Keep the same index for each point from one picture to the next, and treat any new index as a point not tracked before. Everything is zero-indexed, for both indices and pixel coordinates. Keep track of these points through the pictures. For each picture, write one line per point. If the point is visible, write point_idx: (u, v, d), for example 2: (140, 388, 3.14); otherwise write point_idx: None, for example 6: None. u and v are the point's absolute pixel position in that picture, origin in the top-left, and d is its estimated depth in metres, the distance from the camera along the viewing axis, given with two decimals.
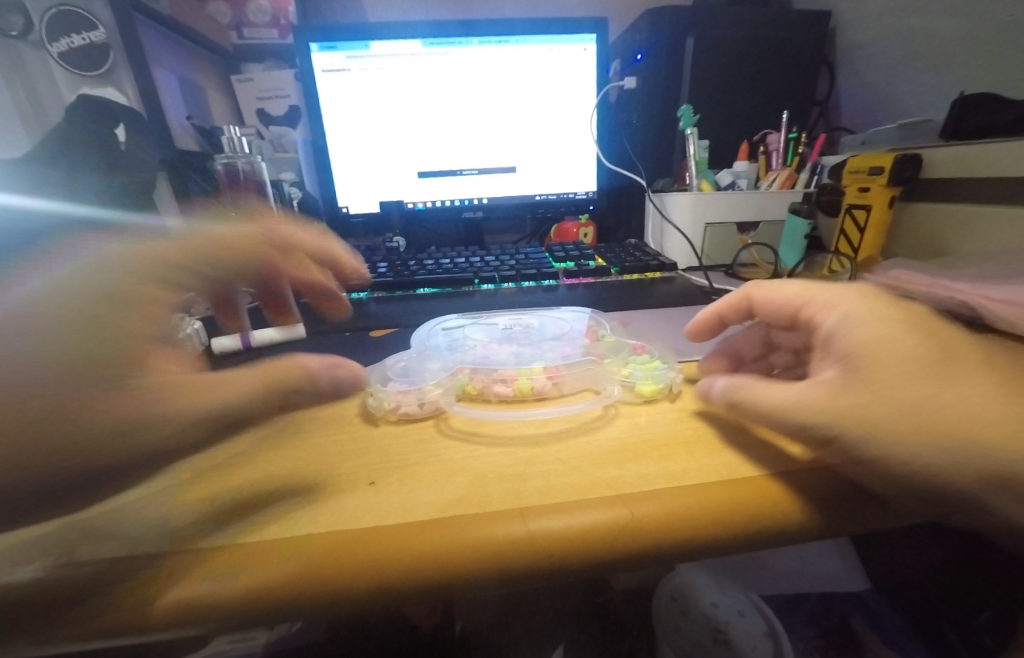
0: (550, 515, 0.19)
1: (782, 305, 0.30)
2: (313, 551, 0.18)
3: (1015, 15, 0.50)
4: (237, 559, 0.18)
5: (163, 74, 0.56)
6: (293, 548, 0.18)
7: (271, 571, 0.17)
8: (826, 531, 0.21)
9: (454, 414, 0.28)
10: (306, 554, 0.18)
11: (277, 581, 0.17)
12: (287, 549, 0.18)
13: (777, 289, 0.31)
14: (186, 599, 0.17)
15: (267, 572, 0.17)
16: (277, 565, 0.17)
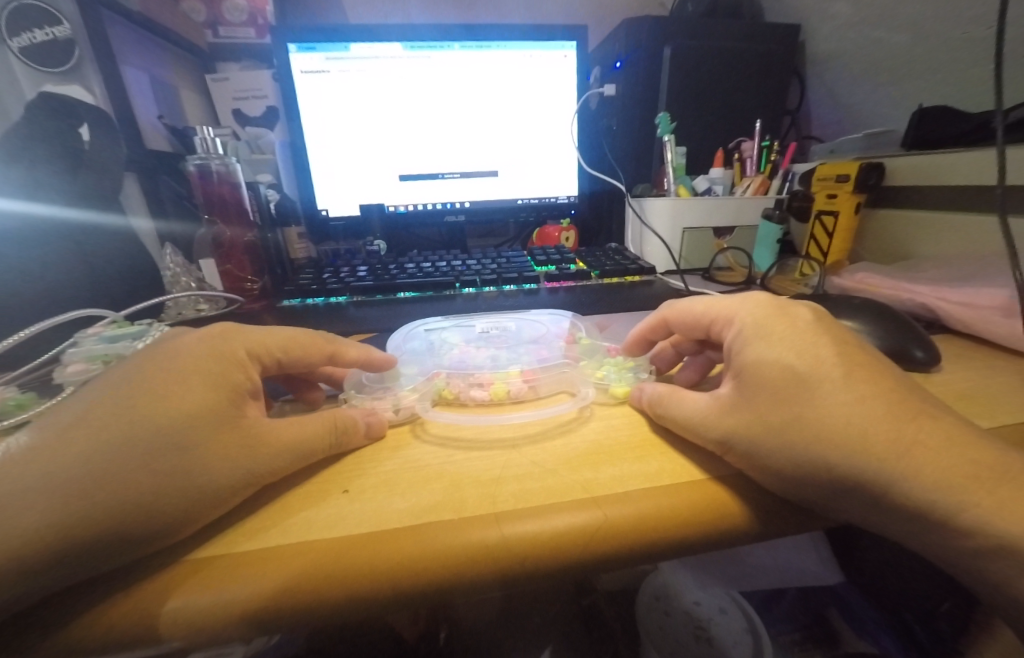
0: (526, 518, 0.19)
1: (694, 321, 0.30)
2: (284, 563, 0.18)
3: (969, 32, 0.52)
4: (205, 575, 0.17)
5: (135, 72, 0.55)
6: (264, 562, 0.18)
7: (240, 586, 0.17)
8: (792, 527, 0.22)
9: (430, 419, 0.28)
10: (276, 567, 0.17)
11: (246, 596, 0.17)
12: (257, 563, 0.18)
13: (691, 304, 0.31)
14: (150, 619, 0.16)
15: (237, 587, 0.17)
16: (247, 579, 0.17)
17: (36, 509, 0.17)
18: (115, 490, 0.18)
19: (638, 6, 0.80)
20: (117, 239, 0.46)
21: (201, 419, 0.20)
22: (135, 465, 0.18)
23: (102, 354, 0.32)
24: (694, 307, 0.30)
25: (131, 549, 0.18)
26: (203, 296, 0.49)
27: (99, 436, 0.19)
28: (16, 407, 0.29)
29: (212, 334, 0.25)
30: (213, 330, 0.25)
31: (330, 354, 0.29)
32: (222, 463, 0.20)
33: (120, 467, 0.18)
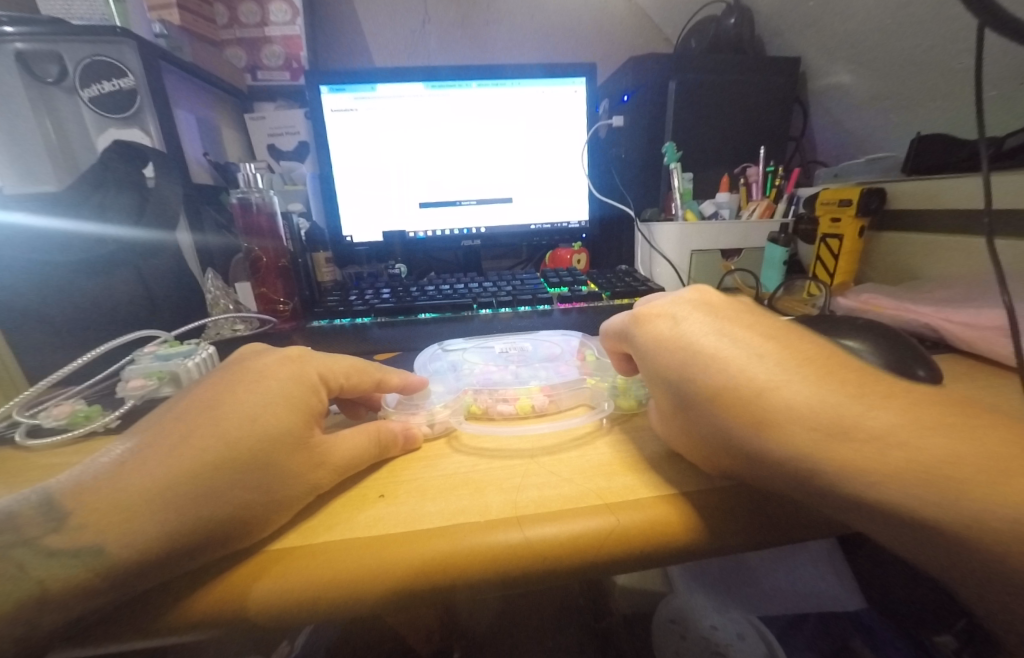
0: (547, 523, 0.21)
1: (621, 334, 0.32)
2: (333, 560, 0.20)
3: (963, 63, 0.55)
4: (265, 569, 0.20)
5: (185, 115, 0.60)
6: (316, 559, 0.20)
7: (295, 578, 0.19)
8: (795, 535, 0.23)
9: (465, 432, 0.31)
10: (327, 563, 0.20)
11: (299, 588, 0.19)
12: (309, 559, 0.20)
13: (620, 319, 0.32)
14: (217, 605, 0.19)
15: (295, 578, 0.19)
16: (301, 572, 0.20)
17: (145, 509, 0.19)
18: (208, 494, 0.20)
19: (644, 43, 0.85)
20: (167, 267, 0.51)
21: (276, 434, 0.23)
22: (222, 475, 0.21)
23: (157, 370, 0.35)
24: (616, 328, 0.32)
25: (220, 545, 0.20)
26: (239, 318, 0.53)
27: (194, 446, 0.22)
28: (83, 418, 0.32)
29: (289, 358, 0.28)
30: (291, 355, 0.28)
31: (377, 381, 0.31)
32: (292, 472, 0.23)
33: (210, 475, 0.21)
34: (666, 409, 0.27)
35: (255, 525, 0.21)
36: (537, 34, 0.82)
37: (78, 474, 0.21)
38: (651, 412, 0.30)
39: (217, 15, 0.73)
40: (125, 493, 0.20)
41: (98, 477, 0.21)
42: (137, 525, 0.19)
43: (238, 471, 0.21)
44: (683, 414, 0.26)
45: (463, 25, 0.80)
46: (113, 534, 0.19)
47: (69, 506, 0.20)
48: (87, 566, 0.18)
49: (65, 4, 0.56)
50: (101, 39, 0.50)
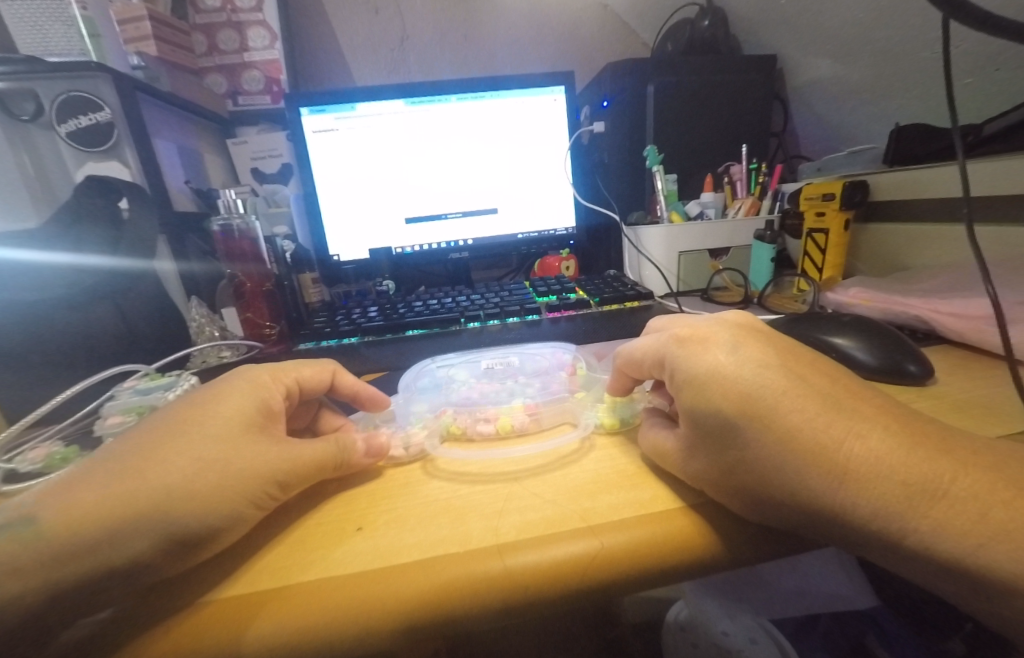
0: (526, 550, 0.20)
1: (642, 358, 0.29)
2: (316, 603, 0.19)
3: (937, 53, 0.55)
4: (247, 612, 0.19)
5: (165, 144, 0.61)
6: (294, 603, 0.19)
7: (278, 624, 0.18)
8: (788, 548, 0.22)
9: (440, 457, 0.30)
10: (310, 608, 0.19)
11: (287, 635, 0.18)
12: (290, 601, 0.19)
13: (643, 341, 0.29)
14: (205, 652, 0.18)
15: (275, 623, 0.18)
16: (282, 617, 0.18)
17: (89, 520, 0.19)
18: (154, 507, 0.20)
19: (622, 48, 0.86)
20: (148, 296, 0.50)
21: (238, 431, 0.24)
22: (177, 484, 0.21)
23: (137, 405, 0.35)
24: (633, 352, 0.29)
25: (172, 558, 0.20)
26: (225, 345, 0.53)
27: (148, 460, 0.22)
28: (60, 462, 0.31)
29: (248, 368, 0.30)
30: (248, 366, 0.30)
31: (332, 374, 0.33)
32: (248, 480, 0.22)
33: (165, 482, 0.21)
34: (687, 441, 0.24)
35: (209, 537, 0.21)
36: (514, 46, 0.83)
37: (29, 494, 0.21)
38: (655, 439, 0.27)
39: (196, 43, 0.73)
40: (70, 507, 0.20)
41: (56, 489, 0.21)
42: (79, 535, 0.19)
43: (195, 480, 0.21)
44: (710, 446, 0.23)
45: (441, 41, 0.81)
46: (52, 550, 0.19)
47: (31, 514, 0.20)
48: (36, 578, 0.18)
49: (40, 40, 0.56)
50: (75, 74, 0.50)
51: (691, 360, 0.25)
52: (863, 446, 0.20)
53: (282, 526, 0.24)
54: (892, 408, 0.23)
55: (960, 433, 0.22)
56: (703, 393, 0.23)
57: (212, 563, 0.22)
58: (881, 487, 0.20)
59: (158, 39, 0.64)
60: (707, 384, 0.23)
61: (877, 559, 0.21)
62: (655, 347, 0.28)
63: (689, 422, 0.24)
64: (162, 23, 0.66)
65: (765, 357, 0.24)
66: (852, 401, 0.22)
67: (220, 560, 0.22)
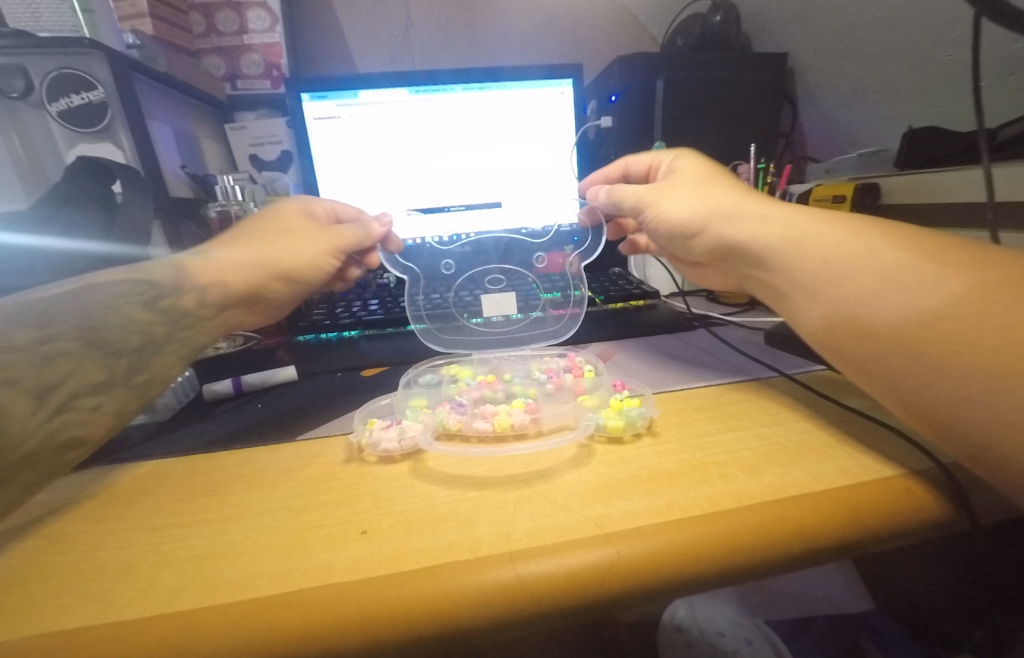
0: (539, 557, 0.19)
1: (640, 165, 0.48)
2: (314, 613, 0.18)
3: (955, 55, 0.54)
4: (243, 620, 0.18)
5: (161, 127, 0.59)
6: (293, 611, 0.18)
7: (277, 634, 0.17)
8: (814, 559, 0.21)
9: (434, 454, 0.29)
10: (309, 617, 0.18)
11: (284, 646, 0.17)
12: (288, 609, 0.18)
13: (638, 158, 0.49)
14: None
15: (272, 631, 0.17)
16: (281, 626, 0.18)
17: (242, 261, 0.43)
18: (262, 266, 0.44)
19: (630, 42, 0.84)
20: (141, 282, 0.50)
21: (300, 231, 0.48)
22: (278, 254, 0.46)
23: None
24: (635, 161, 0.49)
25: (258, 295, 0.44)
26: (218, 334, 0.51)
27: (259, 245, 0.45)
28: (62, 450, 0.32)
29: (295, 201, 0.52)
30: (296, 200, 0.52)
31: (357, 213, 0.55)
32: (317, 255, 0.48)
33: (274, 252, 0.45)
34: (659, 189, 0.41)
35: (291, 280, 0.47)
36: (522, 37, 0.81)
37: (166, 260, 0.40)
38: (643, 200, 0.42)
39: (193, 23, 0.71)
40: (218, 265, 0.41)
41: (222, 247, 0.44)
42: (241, 268, 0.42)
43: (277, 260, 0.45)
44: (677, 186, 0.39)
45: (446, 30, 0.79)
46: (225, 267, 0.41)
47: (212, 255, 0.42)
48: (213, 294, 0.39)
49: (31, 15, 0.55)
50: (68, 50, 0.48)
51: (672, 162, 0.43)
52: (809, 249, 0.29)
53: (282, 531, 0.23)
54: (1012, 308, 0.21)
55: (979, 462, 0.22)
56: (680, 197, 0.38)
57: (209, 567, 0.21)
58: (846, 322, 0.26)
59: (154, 17, 0.62)
60: (692, 161, 0.42)
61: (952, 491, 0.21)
62: (667, 152, 0.46)
63: (668, 192, 0.39)
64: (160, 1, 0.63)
65: (716, 181, 0.38)
66: (826, 226, 0.30)
67: (216, 564, 0.21)
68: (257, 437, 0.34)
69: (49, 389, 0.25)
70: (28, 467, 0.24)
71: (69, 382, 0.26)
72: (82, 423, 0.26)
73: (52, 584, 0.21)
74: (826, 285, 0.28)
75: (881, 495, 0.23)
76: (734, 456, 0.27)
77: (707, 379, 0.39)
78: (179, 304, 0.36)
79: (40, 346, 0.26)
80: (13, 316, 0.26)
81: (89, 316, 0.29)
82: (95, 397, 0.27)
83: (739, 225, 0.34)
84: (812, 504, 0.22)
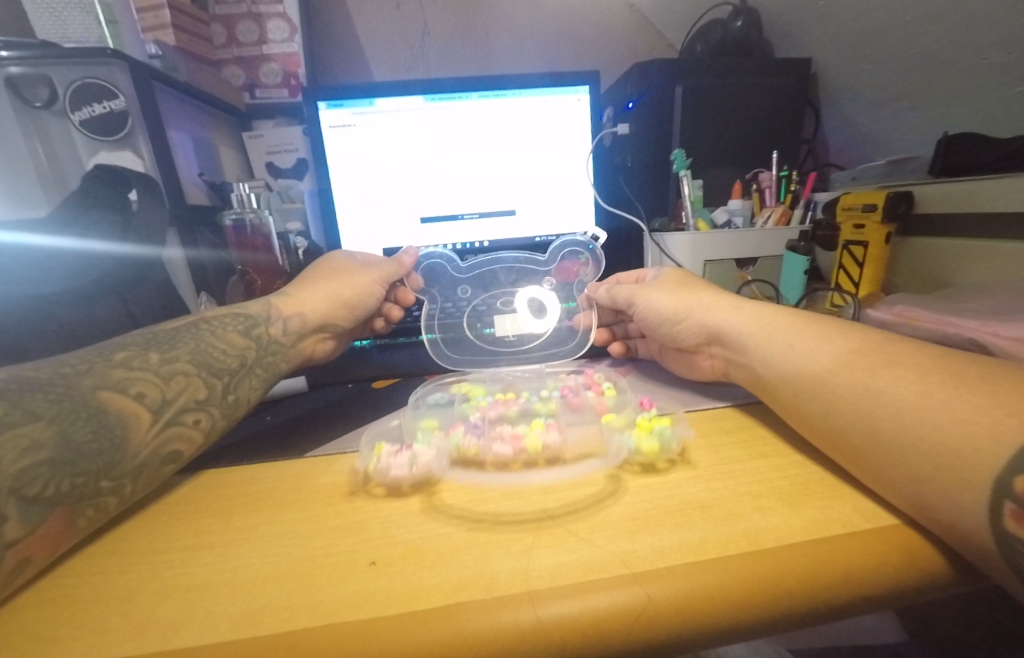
0: (560, 599, 0.18)
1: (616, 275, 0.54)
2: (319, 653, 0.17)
3: (990, 59, 0.51)
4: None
5: (180, 135, 0.59)
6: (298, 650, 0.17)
7: None
8: (865, 609, 0.19)
9: (446, 487, 0.27)
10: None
11: None
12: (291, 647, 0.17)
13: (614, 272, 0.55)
14: None
15: None
16: None
17: (313, 303, 0.45)
18: (331, 302, 0.47)
19: (648, 49, 0.83)
20: (156, 289, 0.50)
21: (356, 270, 0.51)
22: (342, 292, 0.48)
23: None
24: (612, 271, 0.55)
25: (324, 328, 0.46)
26: None
27: (329, 283, 0.49)
28: None
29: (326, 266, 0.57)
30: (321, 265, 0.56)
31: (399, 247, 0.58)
32: (373, 287, 0.51)
33: (338, 290, 0.48)
34: (641, 289, 0.46)
35: (354, 313, 0.49)
36: (539, 46, 0.81)
37: (257, 301, 0.43)
38: (631, 301, 0.46)
39: (214, 33, 0.72)
40: (300, 301, 0.45)
41: (289, 290, 0.47)
42: (314, 308, 0.45)
43: (342, 293, 0.48)
44: (660, 288, 0.44)
45: (463, 38, 0.79)
46: (305, 307, 0.45)
47: (285, 298, 0.45)
48: (295, 323, 0.42)
49: (60, 27, 0.56)
50: (92, 60, 0.49)
51: (646, 275, 0.49)
52: (770, 330, 0.33)
53: (289, 560, 0.22)
54: (963, 393, 0.22)
55: (948, 554, 0.21)
56: (662, 296, 0.43)
57: (211, 598, 0.20)
58: (807, 404, 0.28)
59: (176, 28, 0.62)
60: (663, 272, 0.48)
61: (975, 566, 0.20)
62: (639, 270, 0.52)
63: (651, 295, 0.44)
64: (182, 12, 0.64)
65: (690, 285, 0.44)
66: (786, 316, 0.33)
67: (219, 594, 0.20)
68: (268, 452, 0.33)
69: (163, 403, 0.29)
70: (134, 478, 0.26)
71: (179, 398, 0.30)
72: (181, 437, 0.29)
73: (54, 612, 0.20)
74: (790, 363, 0.30)
75: (928, 539, 0.21)
76: (768, 486, 0.25)
77: (732, 400, 0.37)
78: (267, 333, 0.39)
79: (162, 367, 0.30)
80: (146, 346, 0.32)
81: (197, 344, 0.34)
82: (197, 413, 0.31)
83: (717, 312, 0.37)
84: (858, 547, 0.20)
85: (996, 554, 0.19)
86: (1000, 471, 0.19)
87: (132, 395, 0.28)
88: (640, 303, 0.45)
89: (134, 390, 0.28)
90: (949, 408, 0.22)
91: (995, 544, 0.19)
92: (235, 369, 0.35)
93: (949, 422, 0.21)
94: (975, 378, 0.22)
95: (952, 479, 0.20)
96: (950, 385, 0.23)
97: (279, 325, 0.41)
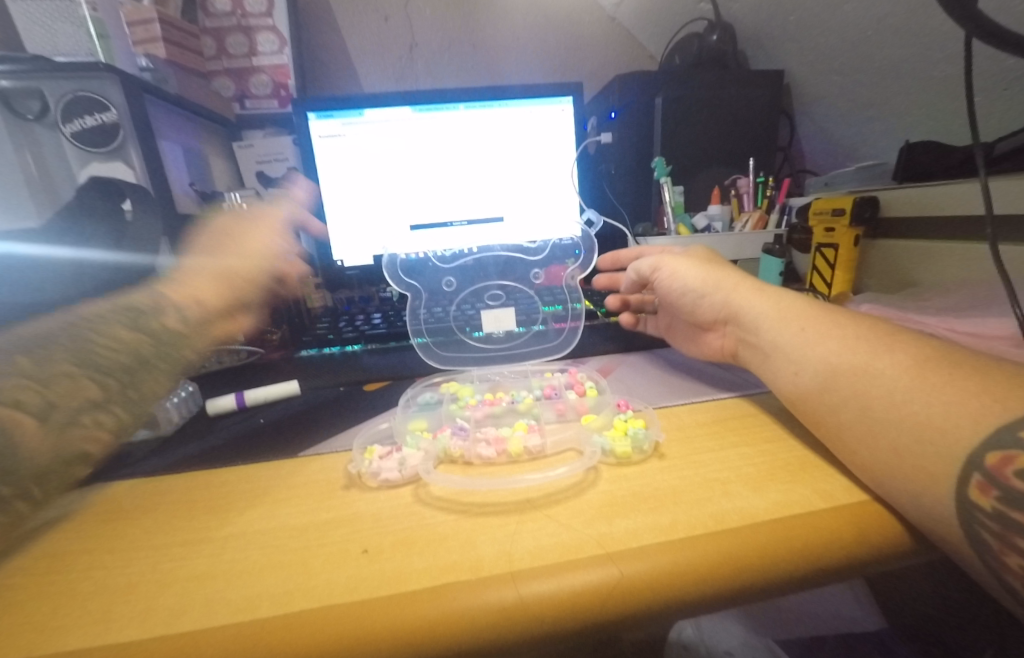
0: (541, 577, 0.19)
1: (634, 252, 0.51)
2: (317, 633, 0.18)
3: (947, 72, 0.54)
4: (240, 642, 0.18)
5: (171, 146, 0.60)
6: (300, 632, 0.18)
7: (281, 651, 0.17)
8: (819, 582, 0.21)
9: (432, 482, 0.28)
10: (312, 637, 0.18)
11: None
12: (290, 629, 0.18)
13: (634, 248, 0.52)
14: None
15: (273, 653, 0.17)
16: (286, 645, 0.18)
17: (217, 288, 0.42)
18: (236, 284, 0.44)
19: (629, 62, 0.86)
20: None
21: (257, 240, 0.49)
22: (246, 272, 0.45)
23: None
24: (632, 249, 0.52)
25: (231, 314, 0.43)
26: (224, 351, 0.54)
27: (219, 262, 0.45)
28: None
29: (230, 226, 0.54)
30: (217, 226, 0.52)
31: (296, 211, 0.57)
32: (276, 256, 0.50)
33: (241, 271, 0.45)
34: (672, 264, 0.44)
35: (257, 290, 0.46)
36: (525, 58, 0.83)
37: (138, 290, 0.38)
38: (660, 276, 0.44)
39: (205, 46, 0.73)
40: (188, 289, 0.40)
41: (180, 274, 0.42)
42: (217, 293, 0.42)
43: (240, 272, 0.45)
44: (691, 262, 0.42)
45: (450, 50, 0.81)
46: (207, 293, 0.41)
47: (178, 281, 0.41)
48: (193, 311, 0.38)
49: (50, 40, 0.57)
50: (84, 74, 0.50)
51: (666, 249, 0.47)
52: (787, 317, 0.32)
53: (284, 550, 0.23)
54: (916, 384, 0.24)
55: (906, 532, 0.22)
56: (695, 271, 0.41)
57: (210, 587, 0.21)
58: (797, 393, 0.29)
59: (167, 41, 0.63)
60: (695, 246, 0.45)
61: (933, 539, 0.22)
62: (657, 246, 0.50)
63: (684, 269, 0.42)
64: (172, 26, 0.65)
65: (722, 262, 0.42)
66: (793, 300, 0.34)
67: (216, 583, 0.21)
68: (262, 453, 0.34)
69: (51, 409, 0.27)
70: (39, 481, 0.26)
71: (67, 402, 0.28)
72: (86, 437, 0.28)
73: (46, 607, 0.21)
74: (798, 348, 0.30)
75: (888, 514, 0.23)
76: (736, 473, 0.27)
77: (725, 393, 0.39)
78: (162, 324, 0.35)
79: (37, 372, 0.28)
80: (12, 349, 0.28)
81: (76, 341, 0.30)
82: (96, 413, 0.29)
83: (742, 292, 0.37)
84: (816, 526, 0.22)
85: (958, 530, 0.20)
86: (975, 447, 0.20)
87: (8, 405, 0.26)
88: (668, 278, 0.43)
89: (12, 398, 0.26)
90: (900, 399, 0.24)
91: (956, 513, 0.20)
92: (131, 371, 0.31)
93: (914, 417, 0.23)
94: (921, 367, 0.24)
95: (908, 464, 0.22)
96: (902, 378, 0.24)
97: (173, 313, 0.37)
